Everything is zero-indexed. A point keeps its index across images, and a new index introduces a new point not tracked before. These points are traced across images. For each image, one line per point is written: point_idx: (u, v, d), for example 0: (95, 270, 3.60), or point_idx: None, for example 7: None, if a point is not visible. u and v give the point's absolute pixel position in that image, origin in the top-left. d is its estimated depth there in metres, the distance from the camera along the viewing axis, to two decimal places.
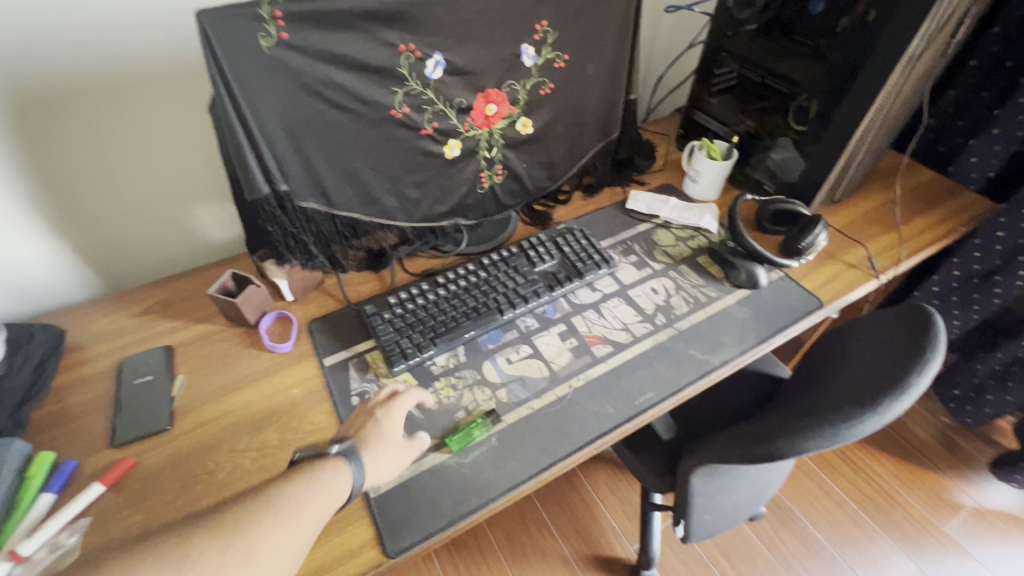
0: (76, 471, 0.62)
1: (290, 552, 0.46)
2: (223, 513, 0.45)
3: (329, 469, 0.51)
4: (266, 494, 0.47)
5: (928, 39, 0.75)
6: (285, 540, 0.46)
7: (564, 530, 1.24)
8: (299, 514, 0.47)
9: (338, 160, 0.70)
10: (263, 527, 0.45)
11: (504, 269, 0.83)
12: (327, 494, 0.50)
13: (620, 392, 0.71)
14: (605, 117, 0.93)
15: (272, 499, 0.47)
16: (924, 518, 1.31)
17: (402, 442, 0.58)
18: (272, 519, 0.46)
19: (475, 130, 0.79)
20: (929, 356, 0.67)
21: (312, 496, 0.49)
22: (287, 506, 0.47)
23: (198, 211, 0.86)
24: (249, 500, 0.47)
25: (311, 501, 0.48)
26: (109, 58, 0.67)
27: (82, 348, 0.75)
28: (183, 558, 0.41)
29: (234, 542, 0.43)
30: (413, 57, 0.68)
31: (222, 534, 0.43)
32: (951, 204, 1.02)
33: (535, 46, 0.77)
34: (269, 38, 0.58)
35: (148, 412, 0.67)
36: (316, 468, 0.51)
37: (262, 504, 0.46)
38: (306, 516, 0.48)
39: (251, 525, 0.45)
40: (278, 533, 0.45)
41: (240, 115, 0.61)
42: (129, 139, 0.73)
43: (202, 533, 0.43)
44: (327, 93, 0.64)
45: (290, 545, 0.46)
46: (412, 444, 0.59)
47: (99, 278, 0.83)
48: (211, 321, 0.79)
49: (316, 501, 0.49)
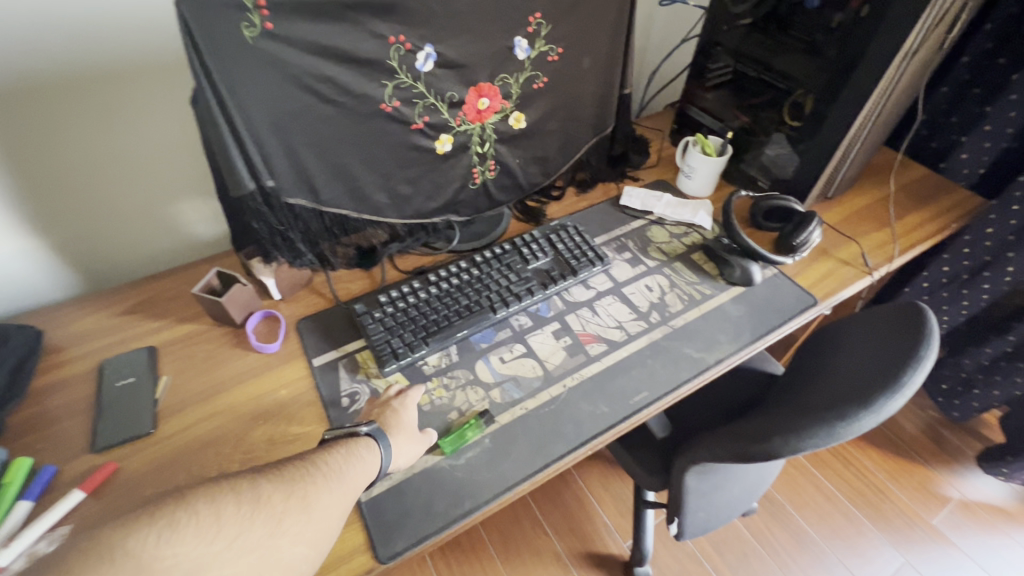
0: (56, 477, 0.60)
1: (338, 512, 0.48)
2: (282, 468, 0.47)
3: (363, 444, 0.54)
4: (316, 459, 0.50)
5: (924, 35, 0.75)
6: (336, 499, 0.48)
7: (557, 527, 1.24)
8: (346, 479, 0.50)
9: (326, 155, 0.68)
10: (320, 483, 0.47)
11: (497, 266, 0.82)
12: (364, 465, 0.53)
13: (615, 391, 0.71)
14: (599, 112, 0.92)
15: (322, 463, 0.50)
16: (913, 511, 1.32)
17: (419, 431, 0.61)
18: (326, 479, 0.48)
19: (467, 125, 0.77)
20: (924, 353, 0.67)
21: (355, 465, 0.52)
22: (337, 470, 0.50)
23: (182, 207, 0.83)
24: (301, 462, 0.49)
25: (354, 470, 0.51)
26: (86, 48, 0.64)
27: (62, 349, 0.72)
28: (255, 498, 0.43)
29: (296, 492, 0.45)
30: (404, 49, 0.66)
31: (286, 484, 0.46)
32: (943, 200, 1.03)
33: (529, 38, 0.75)
34: (253, 28, 0.56)
35: (130, 415, 0.65)
36: (352, 443, 0.54)
37: (316, 466, 0.49)
38: (351, 482, 0.50)
39: (309, 481, 0.47)
40: (331, 491, 0.48)
41: (224, 109, 0.59)
42: (110, 133, 0.71)
43: (268, 480, 0.45)
44: (315, 86, 0.62)
45: (339, 504, 0.48)
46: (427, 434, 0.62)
47: (79, 277, 0.81)
48: (196, 320, 0.77)
49: (358, 470, 0.52)
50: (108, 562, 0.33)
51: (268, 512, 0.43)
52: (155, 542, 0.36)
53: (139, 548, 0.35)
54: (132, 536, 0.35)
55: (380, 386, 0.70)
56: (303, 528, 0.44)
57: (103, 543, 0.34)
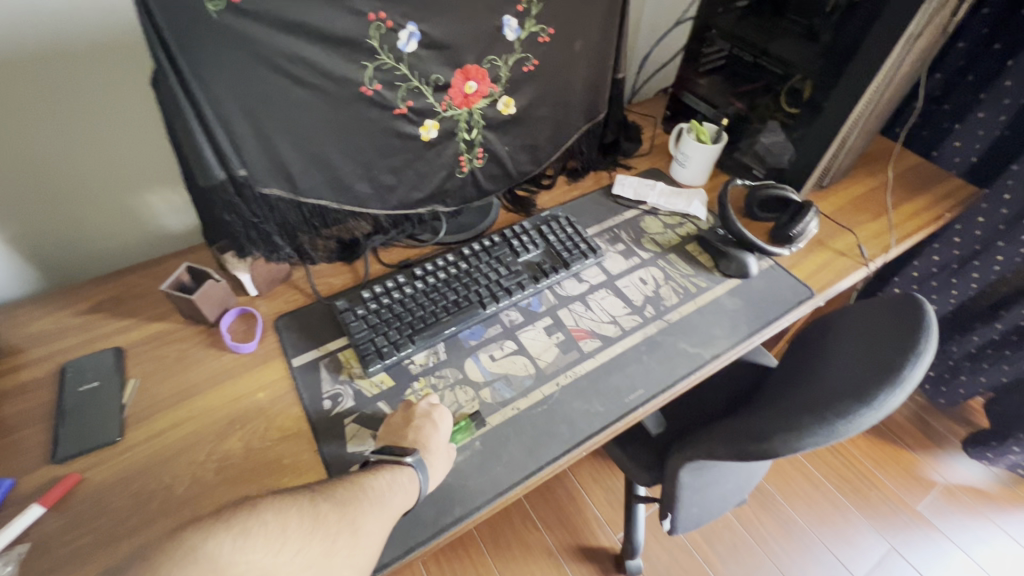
0: (13, 491, 0.56)
1: (382, 537, 0.48)
2: (334, 487, 0.48)
3: (405, 473, 0.53)
4: (363, 481, 0.50)
5: (928, 18, 0.72)
6: (382, 521, 0.48)
7: (548, 521, 1.22)
8: (393, 501, 0.50)
9: (302, 141, 0.63)
10: (368, 505, 0.48)
11: (486, 259, 0.78)
12: (406, 491, 0.52)
13: (609, 389, 0.68)
14: (592, 98, 0.88)
15: (367, 485, 0.50)
16: (898, 497, 1.33)
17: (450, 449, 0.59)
18: (373, 501, 0.49)
19: (453, 110, 0.73)
20: (923, 346, 0.65)
21: (398, 489, 0.51)
22: (382, 493, 0.50)
23: (148, 198, 0.78)
24: (349, 482, 0.49)
25: (396, 494, 0.51)
26: (32, 25, 0.58)
27: (19, 351, 0.68)
28: (314, 513, 0.44)
29: (347, 511, 0.46)
30: (384, 27, 0.61)
31: (337, 503, 0.46)
32: (937, 189, 1.01)
33: (519, 18, 0.71)
34: (217, 2, 0.51)
35: (95, 423, 0.61)
36: (393, 467, 0.53)
37: (363, 487, 0.49)
38: (396, 505, 0.50)
39: (357, 501, 0.48)
40: (379, 513, 0.48)
41: (188, 92, 0.55)
42: (64, 120, 0.65)
43: (323, 497, 0.46)
44: (288, 67, 0.58)
45: (385, 525, 0.48)
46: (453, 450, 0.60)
47: (40, 272, 0.75)
48: (166, 319, 0.72)
49: (402, 492, 0.51)
50: (192, 562, 0.35)
51: (325, 526, 0.44)
52: (232, 546, 0.37)
53: (219, 549, 0.37)
54: (211, 539, 0.37)
55: (364, 387, 0.66)
56: (355, 546, 0.45)
57: (184, 543, 0.36)
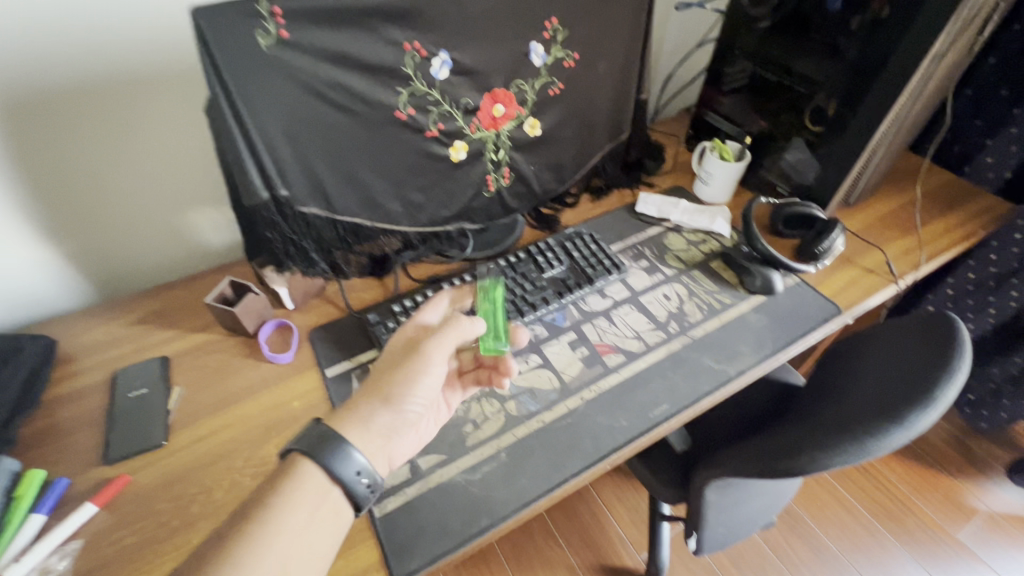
0: (68, 490, 0.59)
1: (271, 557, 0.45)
2: (220, 562, 0.43)
3: (308, 480, 0.48)
4: (244, 534, 0.45)
5: (953, 36, 0.73)
6: (310, 539, 0.47)
7: (571, 539, 1.21)
8: (301, 519, 0.47)
9: (340, 162, 0.67)
10: (274, 547, 0.45)
11: (511, 275, 0.80)
12: (319, 495, 0.48)
13: (634, 404, 0.69)
14: (615, 118, 0.90)
15: (257, 530, 0.45)
16: (938, 525, 1.28)
17: (420, 356, 0.57)
18: (277, 538, 0.45)
19: (482, 131, 0.76)
20: (955, 366, 0.64)
21: (303, 509, 0.47)
22: (281, 526, 0.46)
23: (193, 216, 0.83)
24: (230, 550, 0.44)
25: (298, 516, 0.47)
26: (96, 58, 0.64)
27: (75, 359, 0.72)
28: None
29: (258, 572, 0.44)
30: (418, 56, 0.65)
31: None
32: (970, 206, 1.00)
33: (545, 44, 0.74)
34: (268, 35, 0.56)
35: (142, 427, 0.64)
36: (284, 484, 0.48)
37: (254, 542, 0.45)
38: (319, 516, 0.48)
39: (257, 548, 0.45)
40: (292, 548, 0.46)
41: (237, 116, 0.58)
42: (121, 144, 0.71)
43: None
44: (328, 93, 0.62)
45: (325, 534, 0.48)
46: (452, 335, 0.59)
47: (91, 287, 0.80)
48: (208, 330, 0.76)
49: (323, 504, 0.48)
50: None
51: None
52: None
53: None
54: None
55: None
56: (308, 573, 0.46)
57: None
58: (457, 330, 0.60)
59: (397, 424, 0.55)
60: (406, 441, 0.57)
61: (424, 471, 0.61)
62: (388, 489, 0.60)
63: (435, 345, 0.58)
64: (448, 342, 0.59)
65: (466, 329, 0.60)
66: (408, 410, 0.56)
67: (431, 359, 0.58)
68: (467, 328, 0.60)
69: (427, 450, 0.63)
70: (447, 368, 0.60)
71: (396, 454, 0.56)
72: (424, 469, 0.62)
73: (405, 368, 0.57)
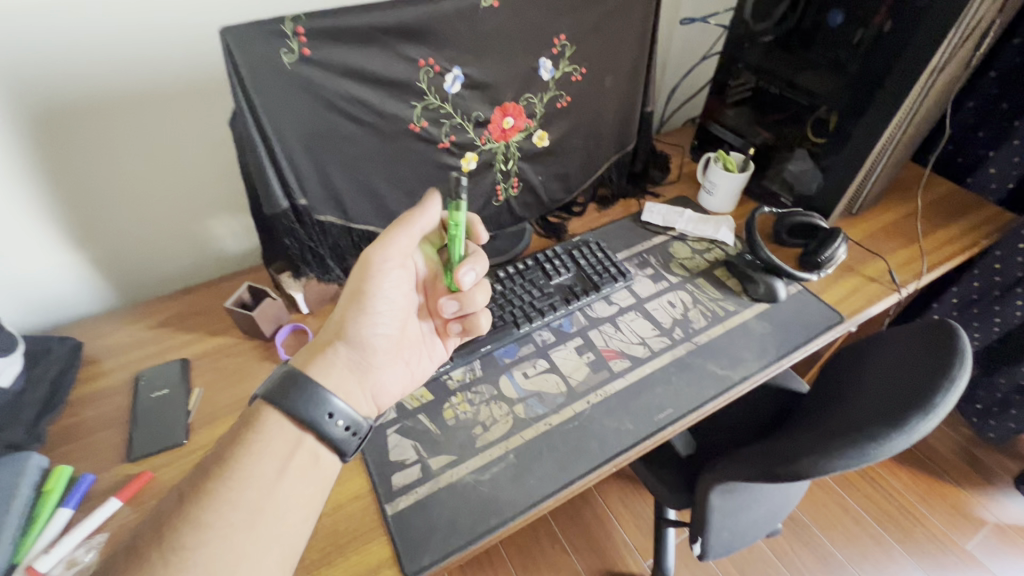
0: (93, 486, 0.62)
1: (250, 499, 0.47)
2: (199, 510, 0.45)
3: (279, 427, 0.50)
4: (222, 481, 0.47)
5: (951, 51, 0.75)
6: (292, 485, 0.49)
7: (577, 545, 1.22)
8: (277, 466, 0.49)
9: (356, 174, 0.70)
10: (251, 493, 0.47)
11: (520, 282, 0.83)
12: (293, 441, 0.50)
13: (639, 409, 0.70)
14: (621, 129, 0.93)
15: (235, 481, 0.47)
16: (945, 535, 1.27)
17: (371, 277, 0.56)
18: (256, 487, 0.47)
19: (492, 143, 0.79)
20: (956, 373, 0.65)
21: (277, 456, 0.49)
22: (259, 475, 0.48)
23: (213, 224, 0.86)
24: (209, 498, 0.46)
25: (274, 463, 0.49)
26: (127, 74, 0.67)
27: (99, 360, 0.75)
28: (216, 550, 0.44)
29: (240, 516, 0.46)
30: (433, 71, 0.68)
31: (224, 524, 0.45)
32: (973, 216, 1.01)
33: (553, 59, 0.77)
34: (291, 53, 0.59)
35: (164, 426, 0.67)
36: (255, 432, 0.49)
37: (230, 490, 0.46)
38: (298, 464, 0.50)
39: (236, 493, 0.46)
40: (271, 491, 0.48)
41: (261, 129, 0.61)
42: (147, 154, 0.74)
43: (201, 533, 0.44)
44: (347, 107, 0.65)
45: (308, 480, 0.50)
46: (402, 244, 0.56)
47: (114, 291, 0.83)
48: (227, 333, 0.79)
49: (299, 450, 0.50)
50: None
51: (239, 546, 0.45)
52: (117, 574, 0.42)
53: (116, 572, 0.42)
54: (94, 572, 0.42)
55: (405, 400, 0.70)
56: (293, 517, 0.49)
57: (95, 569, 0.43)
58: (406, 236, 0.56)
59: (365, 357, 0.58)
60: (391, 373, 0.62)
61: (434, 471, 0.63)
62: (400, 488, 0.62)
63: (385, 265, 0.56)
64: (396, 255, 0.56)
65: (416, 228, 0.56)
66: (374, 338, 0.58)
67: (384, 281, 0.57)
68: (419, 221, 0.56)
69: (437, 451, 0.65)
70: (407, 281, 0.60)
71: (381, 386, 0.61)
72: (434, 470, 0.64)
73: (358, 296, 0.57)
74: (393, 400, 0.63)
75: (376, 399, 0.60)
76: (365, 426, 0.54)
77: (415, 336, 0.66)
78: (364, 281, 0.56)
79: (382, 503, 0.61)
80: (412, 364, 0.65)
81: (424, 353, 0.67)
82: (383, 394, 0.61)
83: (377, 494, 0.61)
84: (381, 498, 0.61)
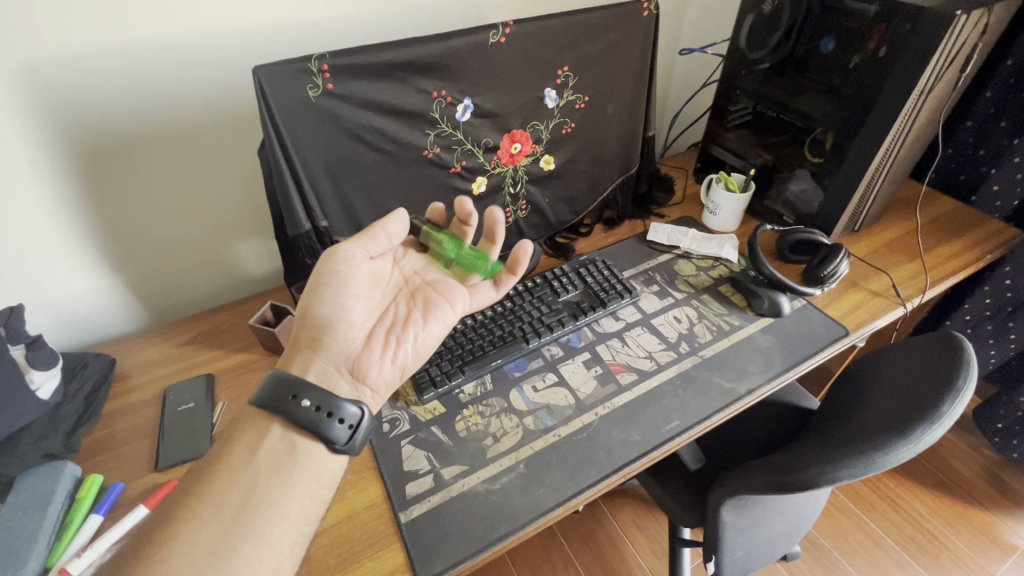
0: (122, 495, 0.65)
1: (238, 493, 0.50)
2: (200, 511, 0.49)
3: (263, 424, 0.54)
4: (223, 483, 0.50)
5: (938, 73, 0.78)
6: (293, 488, 0.52)
7: (591, 569, 1.20)
8: (281, 469, 0.52)
9: (373, 196, 0.75)
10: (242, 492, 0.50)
11: (529, 299, 0.86)
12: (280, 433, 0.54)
13: (646, 420, 0.72)
14: (625, 152, 0.97)
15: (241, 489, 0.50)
16: (973, 561, 1.23)
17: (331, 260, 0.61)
18: (255, 491, 0.51)
19: (501, 167, 0.84)
20: (962, 384, 0.65)
21: (278, 458, 0.52)
22: (257, 477, 0.51)
23: (238, 248, 0.91)
24: (210, 501, 0.49)
25: (272, 466, 0.52)
26: (164, 108, 0.73)
27: (129, 376, 0.79)
28: (205, 544, 0.47)
29: (228, 513, 0.49)
30: (444, 102, 0.73)
31: (212, 517, 0.48)
32: (977, 231, 1.02)
33: (557, 89, 0.82)
34: (316, 88, 0.65)
35: (191, 438, 0.70)
36: (249, 432, 0.53)
37: (225, 489, 0.50)
38: (306, 463, 0.53)
39: (228, 490, 0.50)
40: (261, 487, 0.51)
41: (287, 157, 0.66)
42: (179, 182, 0.79)
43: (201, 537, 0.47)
44: (366, 135, 0.70)
45: (314, 482, 0.53)
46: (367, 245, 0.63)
47: (144, 312, 0.88)
48: (249, 350, 0.83)
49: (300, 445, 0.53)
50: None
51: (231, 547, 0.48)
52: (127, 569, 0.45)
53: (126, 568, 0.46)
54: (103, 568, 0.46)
55: (419, 412, 0.72)
56: (292, 520, 0.51)
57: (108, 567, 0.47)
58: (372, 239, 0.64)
59: (336, 338, 0.60)
60: (377, 351, 0.61)
61: (447, 481, 0.65)
62: (412, 498, 0.64)
63: (346, 251, 0.62)
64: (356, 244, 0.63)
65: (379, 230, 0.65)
66: (342, 319, 0.60)
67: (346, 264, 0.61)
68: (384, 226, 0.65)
69: (449, 461, 0.67)
70: (373, 268, 0.64)
71: (366, 364, 0.60)
72: (446, 479, 0.65)
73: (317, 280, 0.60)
74: (388, 377, 0.61)
75: (363, 380, 0.60)
76: (348, 411, 0.55)
77: (403, 310, 0.66)
78: (327, 268, 0.60)
79: (395, 511, 0.63)
80: (402, 339, 0.63)
81: (419, 321, 0.65)
82: (372, 374, 0.60)
83: (391, 503, 0.63)
84: (394, 506, 0.63)
